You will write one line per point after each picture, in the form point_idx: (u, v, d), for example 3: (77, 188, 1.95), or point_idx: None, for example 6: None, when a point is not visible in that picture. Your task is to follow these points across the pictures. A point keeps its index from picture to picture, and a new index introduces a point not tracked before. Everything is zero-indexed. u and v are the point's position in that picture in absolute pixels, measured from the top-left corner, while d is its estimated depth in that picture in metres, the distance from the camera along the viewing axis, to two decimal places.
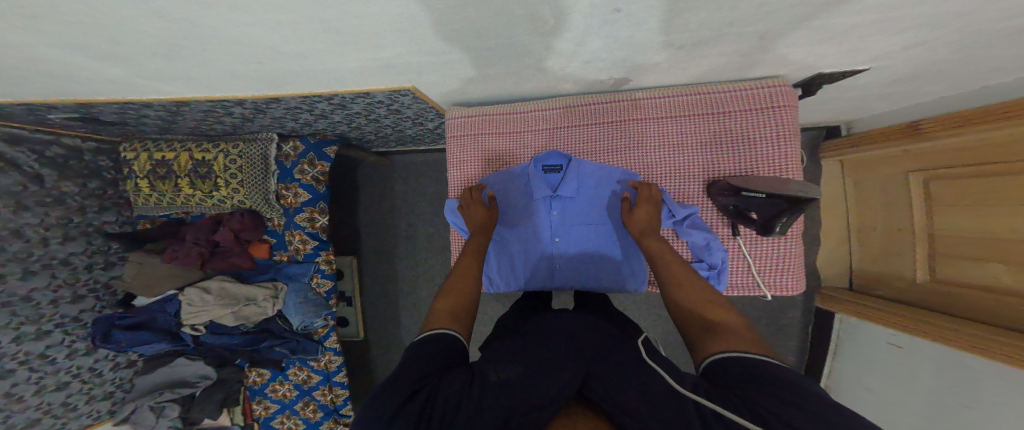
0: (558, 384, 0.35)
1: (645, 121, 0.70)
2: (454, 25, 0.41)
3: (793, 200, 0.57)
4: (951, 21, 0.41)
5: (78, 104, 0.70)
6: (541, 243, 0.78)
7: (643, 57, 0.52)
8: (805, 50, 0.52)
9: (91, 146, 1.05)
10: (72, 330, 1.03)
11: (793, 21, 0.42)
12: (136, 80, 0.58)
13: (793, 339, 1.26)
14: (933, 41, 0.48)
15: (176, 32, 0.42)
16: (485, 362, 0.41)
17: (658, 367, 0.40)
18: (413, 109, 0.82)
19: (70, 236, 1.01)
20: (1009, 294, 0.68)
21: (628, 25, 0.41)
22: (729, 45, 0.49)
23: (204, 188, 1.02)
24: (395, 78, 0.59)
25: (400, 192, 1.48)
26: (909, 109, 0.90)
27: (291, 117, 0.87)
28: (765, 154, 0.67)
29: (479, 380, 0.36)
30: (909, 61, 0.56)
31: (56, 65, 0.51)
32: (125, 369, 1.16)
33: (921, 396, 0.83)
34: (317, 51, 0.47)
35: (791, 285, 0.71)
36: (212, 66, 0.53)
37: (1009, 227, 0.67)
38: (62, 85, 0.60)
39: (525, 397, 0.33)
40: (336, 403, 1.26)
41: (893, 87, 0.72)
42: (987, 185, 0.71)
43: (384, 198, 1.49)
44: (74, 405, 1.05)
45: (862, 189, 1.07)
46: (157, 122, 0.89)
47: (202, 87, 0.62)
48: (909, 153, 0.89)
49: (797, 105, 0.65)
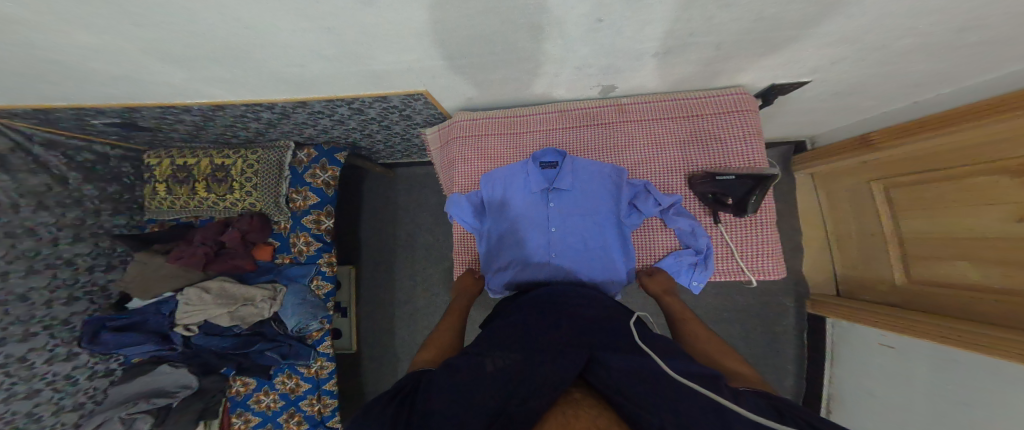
0: (556, 372, 0.34)
1: (630, 123, 0.76)
2: (465, 32, 0.47)
3: (760, 178, 0.64)
4: (866, 36, 0.50)
5: (124, 109, 0.77)
6: (536, 234, 0.78)
7: (627, 64, 0.59)
8: (757, 63, 0.60)
9: (117, 153, 1.12)
10: (57, 333, 0.99)
11: (748, 35, 0.50)
12: (185, 85, 0.65)
13: (789, 346, 1.21)
14: (857, 56, 0.56)
15: (233, 36, 0.48)
16: (484, 349, 0.41)
17: (652, 352, 0.41)
18: (423, 116, 0.89)
19: (79, 237, 1.04)
20: (975, 288, 0.73)
21: (612, 33, 0.47)
22: (693, 54, 0.56)
23: (219, 190, 1.07)
24: (407, 83, 0.65)
25: (401, 204, 1.51)
26: (859, 124, 0.98)
27: (311, 123, 0.93)
28: (735, 152, 0.72)
29: (478, 369, 0.35)
30: (850, 74, 0.64)
31: (120, 69, 0.58)
32: (101, 378, 1.09)
33: (920, 402, 0.80)
34: (346, 54, 0.53)
35: (772, 270, 0.73)
36: (255, 70, 0.59)
37: (964, 226, 0.74)
38: (111, 89, 0.66)
39: (519, 385, 0.32)
40: (324, 413, 1.16)
41: (852, 100, 0.80)
42: (939, 187, 0.78)
43: (385, 209, 1.52)
44: (38, 417, 0.95)
45: (834, 201, 1.11)
46: (187, 129, 0.96)
47: (242, 91, 0.68)
48: (867, 164, 0.95)
49: (757, 111, 0.72)
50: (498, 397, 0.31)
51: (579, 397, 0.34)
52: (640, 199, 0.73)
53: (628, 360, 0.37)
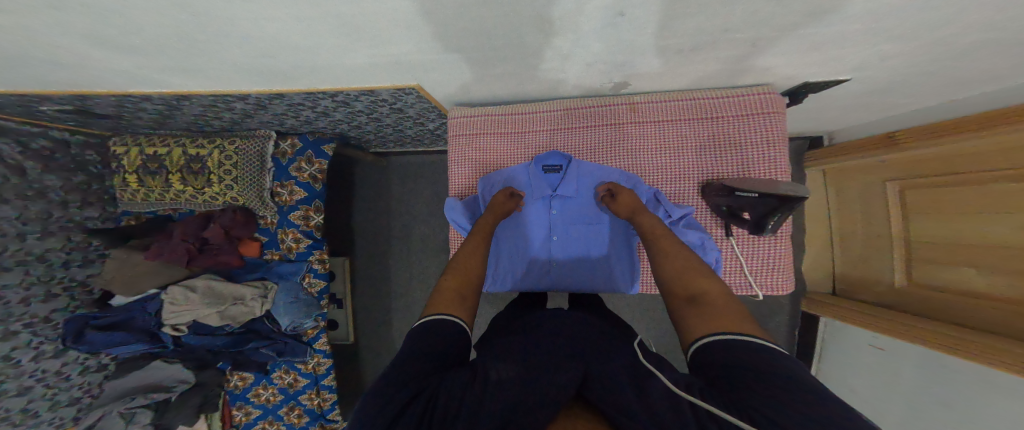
0: (560, 385, 0.35)
1: (644, 124, 0.75)
2: (463, 25, 0.43)
3: (782, 198, 0.60)
4: (928, 31, 0.45)
5: (75, 95, 0.70)
6: (536, 242, 0.82)
7: (639, 61, 0.56)
8: (793, 59, 0.56)
9: (79, 139, 1.07)
10: (40, 330, 0.99)
11: (785, 29, 0.45)
12: (139, 72, 0.58)
13: (779, 341, 1.28)
14: (908, 53, 0.52)
15: (192, 23, 0.42)
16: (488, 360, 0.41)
17: (654, 367, 0.38)
18: (415, 109, 0.85)
19: (48, 232, 1.00)
20: (973, 295, 0.76)
21: (630, 28, 0.44)
22: (724, 51, 0.53)
23: (196, 183, 1.02)
24: (398, 77, 0.61)
25: (396, 193, 1.48)
26: (885, 122, 0.95)
27: (293, 114, 0.88)
28: (753, 158, 0.73)
29: (482, 380, 0.35)
30: (886, 72, 0.60)
31: (62, 54, 0.51)
32: (95, 373, 1.12)
33: (908, 394, 0.86)
34: (326, 46, 0.48)
35: (780, 284, 0.76)
36: (220, 59, 0.53)
37: (982, 233, 0.73)
38: (69, 75, 0.60)
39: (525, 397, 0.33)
40: (323, 407, 1.25)
41: (874, 98, 0.77)
42: (953, 193, 0.79)
43: (378, 198, 1.49)
44: (35, 412, 1.00)
45: (843, 198, 1.12)
46: (153, 116, 0.89)
47: (206, 80, 0.62)
48: (887, 162, 0.94)
49: (785, 112, 0.71)
50: (505, 409, 0.32)
51: (577, 411, 0.35)
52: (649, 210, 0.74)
53: (630, 371, 0.38)
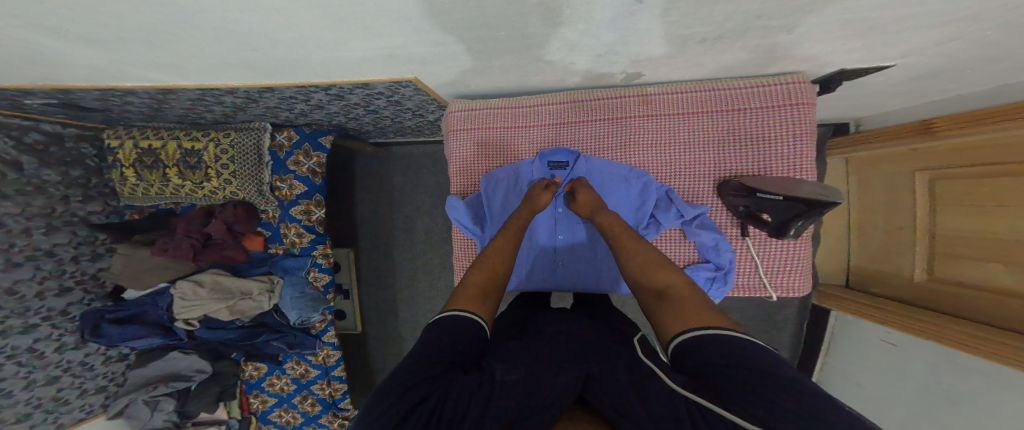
0: (561, 386, 0.37)
1: (658, 117, 0.73)
2: (459, 15, 0.40)
3: (810, 203, 0.59)
4: (991, 15, 0.41)
5: (57, 89, 0.68)
6: (541, 240, 0.82)
7: (649, 50, 0.53)
8: (829, 44, 0.52)
9: (71, 132, 1.06)
10: (60, 323, 1.06)
11: (816, 12, 0.41)
12: (123, 68, 0.57)
13: (787, 335, 1.35)
14: (966, 38, 0.48)
15: (159, 16, 0.40)
16: (493, 358, 0.41)
17: (654, 366, 0.39)
18: (414, 101, 0.83)
19: (53, 227, 1.03)
20: (1001, 292, 0.73)
21: (643, 18, 0.41)
22: (751, 38, 0.50)
23: (194, 178, 1.02)
24: (394, 71, 0.59)
25: (399, 184, 1.47)
26: (922, 108, 0.90)
27: (286, 107, 0.86)
28: (777, 153, 0.70)
29: (489, 379, 0.36)
30: (933, 58, 0.56)
31: (34, 49, 0.49)
32: (117, 362, 1.22)
33: (916, 388, 0.87)
34: (315, 39, 0.46)
35: (796, 287, 0.75)
36: (206, 54, 0.51)
37: (1011, 228, 0.70)
38: (57, 71, 0.58)
39: (529, 398, 0.34)
40: (335, 397, 1.31)
41: (907, 84, 0.72)
42: (982, 185, 0.75)
43: (380, 188, 1.48)
44: (65, 399, 1.11)
45: (864, 187, 1.09)
46: (143, 110, 0.87)
47: (188, 75, 0.60)
48: (918, 151, 0.90)
49: (815, 103, 0.67)
50: (511, 408, 0.33)
51: (578, 414, 0.37)
52: (660, 209, 0.74)
53: (635, 373, 0.38)
